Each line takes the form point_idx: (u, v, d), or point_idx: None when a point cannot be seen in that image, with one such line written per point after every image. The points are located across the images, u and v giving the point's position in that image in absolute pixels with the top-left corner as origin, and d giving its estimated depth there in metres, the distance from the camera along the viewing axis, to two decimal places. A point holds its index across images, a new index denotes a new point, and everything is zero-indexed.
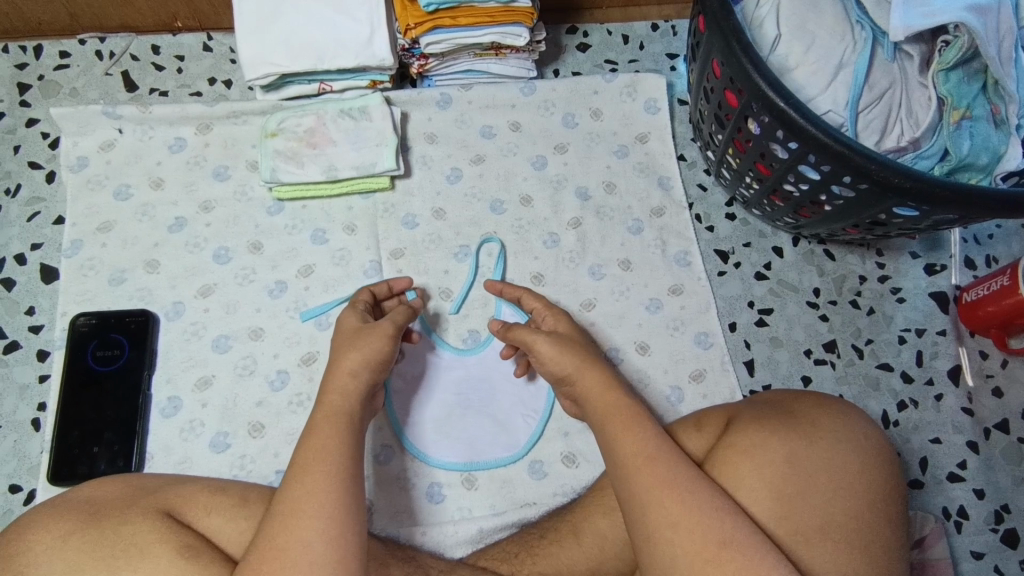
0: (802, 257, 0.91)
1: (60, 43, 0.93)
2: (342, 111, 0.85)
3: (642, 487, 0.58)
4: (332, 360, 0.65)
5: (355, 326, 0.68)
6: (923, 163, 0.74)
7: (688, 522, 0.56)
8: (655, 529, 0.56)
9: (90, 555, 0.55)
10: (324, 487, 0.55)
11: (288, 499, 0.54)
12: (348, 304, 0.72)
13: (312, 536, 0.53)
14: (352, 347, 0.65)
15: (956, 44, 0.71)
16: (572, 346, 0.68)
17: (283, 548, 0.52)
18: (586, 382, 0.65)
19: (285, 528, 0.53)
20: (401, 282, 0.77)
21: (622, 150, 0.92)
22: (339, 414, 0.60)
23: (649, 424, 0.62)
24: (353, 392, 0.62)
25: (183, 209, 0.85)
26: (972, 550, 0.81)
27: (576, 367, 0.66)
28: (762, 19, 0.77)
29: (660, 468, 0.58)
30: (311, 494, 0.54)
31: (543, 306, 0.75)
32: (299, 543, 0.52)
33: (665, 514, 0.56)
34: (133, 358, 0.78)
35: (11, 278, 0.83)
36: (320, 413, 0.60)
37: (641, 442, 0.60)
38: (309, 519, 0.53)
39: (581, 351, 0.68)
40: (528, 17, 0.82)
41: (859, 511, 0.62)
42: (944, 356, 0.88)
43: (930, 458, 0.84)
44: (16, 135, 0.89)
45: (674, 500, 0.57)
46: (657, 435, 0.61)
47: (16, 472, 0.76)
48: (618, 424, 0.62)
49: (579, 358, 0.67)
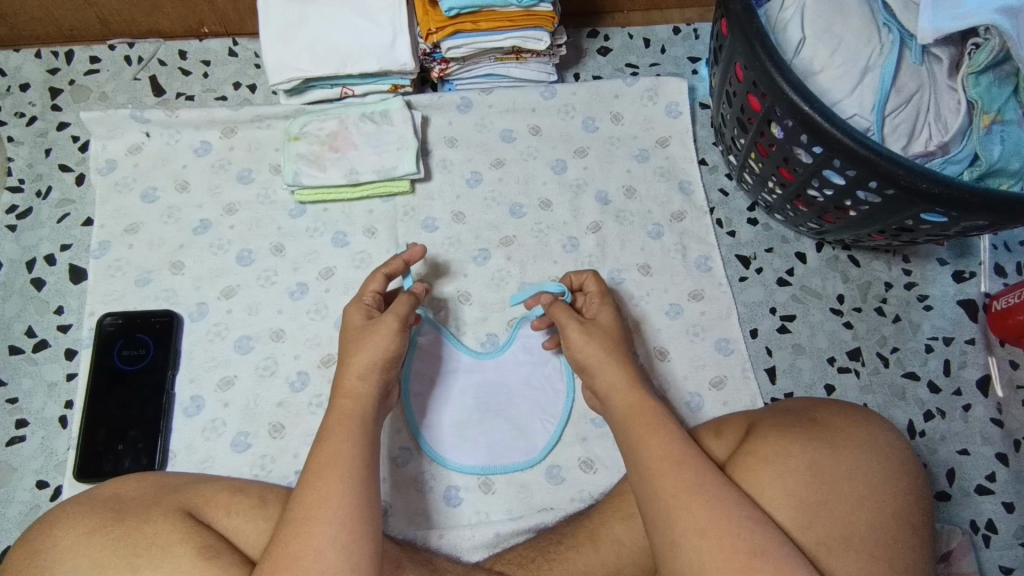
0: (826, 263, 0.90)
1: (90, 49, 0.95)
2: (364, 116, 0.85)
3: (667, 493, 0.57)
4: (342, 361, 0.65)
5: (359, 330, 0.67)
6: (952, 168, 0.72)
7: (715, 529, 0.55)
8: (680, 535, 0.56)
9: (112, 554, 0.56)
10: (335, 494, 0.55)
11: (302, 505, 0.55)
12: (355, 298, 0.71)
13: (325, 544, 0.53)
14: (364, 344, 0.65)
15: (987, 47, 0.70)
16: (603, 339, 0.68)
17: (297, 556, 0.52)
18: (608, 377, 0.65)
19: (298, 534, 0.53)
20: (415, 252, 0.75)
21: (643, 154, 0.92)
22: (352, 418, 0.61)
23: (672, 429, 0.61)
24: (368, 392, 0.63)
25: (208, 211, 0.86)
26: (1002, 564, 0.79)
27: (599, 363, 0.66)
28: (787, 22, 0.75)
29: (685, 475, 0.58)
30: (323, 501, 0.55)
31: (597, 291, 0.73)
32: (312, 551, 0.52)
33: (689, 521, 0.56)
34: (157, 358, 0.79)
35: (41, 278, 0.85)
36: (332, 419, 0.61)
37: (666, 446, 0.59)
38: (321, 526, 0.53)
39: (613, 343, 0.68)
40: (549, 21, 0.82)
41: (883, 524, 0.61)
42: (972, 366, 0.86)
43: (958, 470, 0.82)
44: (48, 139, 0.91)
45: (699, 508, 0.56)
46: (683, 439, 0.60)
47: (44, 469, 0.78)
48: (642, 427, 0.61)
49: (601, 350, 0.67)
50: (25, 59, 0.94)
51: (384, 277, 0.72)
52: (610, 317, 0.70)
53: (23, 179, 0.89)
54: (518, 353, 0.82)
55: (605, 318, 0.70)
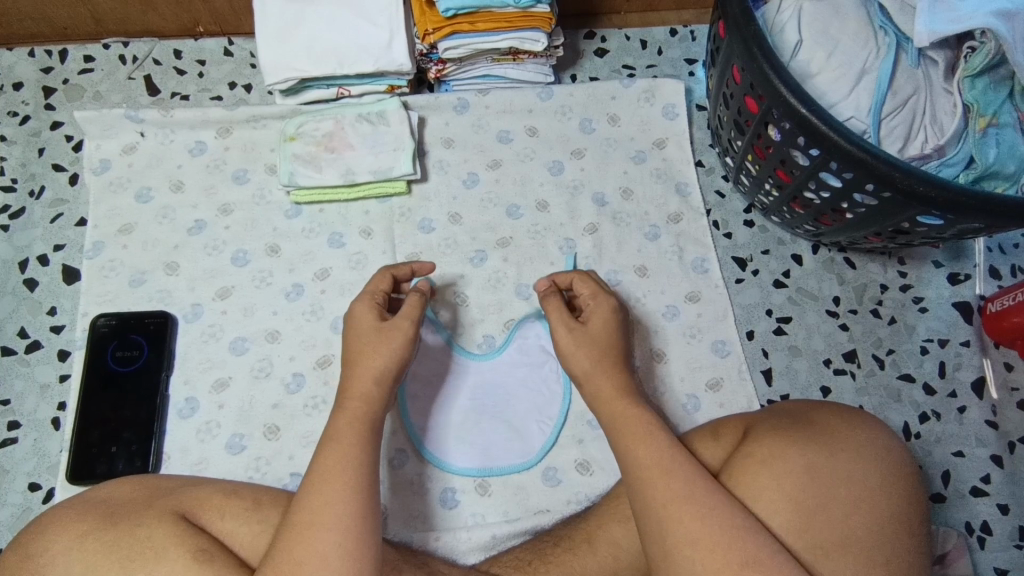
0: (822, 265, 0.90)
1: (84, 48, 0.94)
2: (360, 116, 0.85)
3: (659, 502, 0.58)
4: (348, 365, 0.65)
5: (368, 334, 0.66)
6: (948, 171, 0.73)
7: (710, 540, 0.55)
8: (674, 545, 0.56)
9: (105, 557, 0.55)
10: (340, 500, 0.55)
11: (306, 509, 0.55)
12: (365, 292, 0.70)
13: (329, 550, 0.53)
14: (365, 350, 0.65)
15: (983, 51, 0.70)
16: (595, 347, 0.68)
17: (301, 561, 0.52)
18: (598, 386, 0.67)
19: (302, 538, 0.53)
20: (424, 267, 0.75)
21: (640, 155, 0.92)
22: (361, 422, 0.61)
23: (663, 436, 0.62)
24: (373, 396, 0.63)
25: (204, 212, 0.86)
26: (996, 566, 0.79)
27: (590, 374, 0.67)
28: (784, 24, 0.75)
29: (676, 484, 0.58)
30: (329, 506, 0.54)
31: (591, 291, 0.72)
32: (317, 556, 0.52)
33: (683, 532, 0.56)
34: (151, 359, 0.79)
35: (34, 279, 0.85)
36: (342, 421, 0.61)
37: (656, 456, 0.60)
38: (326, 532, 0.53)
39: (602, 352, 0.68)
40: (547, 22, 0.81)
41: (879, 525, 0.61)
42: (968, 368, 0.87)
43: (953, 472, 0.82)
44: (41, 138, 0.90)
45: (694, 518, 0.56)
46: (673, 447, 0.61)
47: (36, 471, 0.77)
48: (632, 436, 0.62)
49: (589, 359, 0.68)
50: (18, 58, 0.93)
51: (392, 278, 0.72)
52: (603, 322, 0.70)
53: (16, 179, 0.88)
54: (513, 355, 0.82)
55: (597, 321, 0.70)
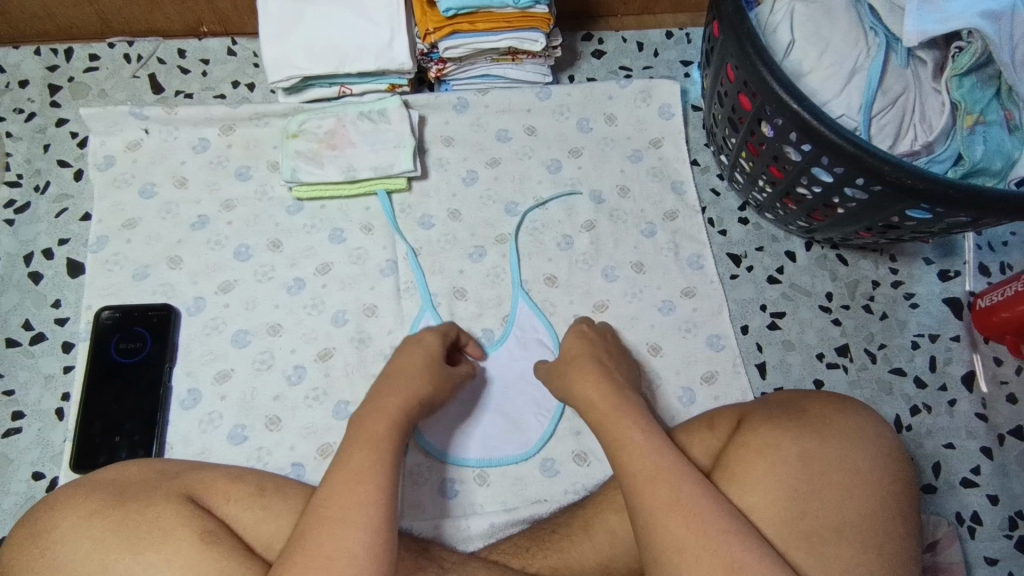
0: (815, 261, 0.92)
1: (90, 47, 0.96)
2: (362, 114, 0.87)
3: (648, 509, 0.59)
4: (389, 377, 0.67)
5: (429, 357, 0.71)
6: (937, 167, 0.75)
7: (695, 548, 0.56)
8: (661, 552, 0.57)
9: (113, 535, 0.56)
10: (371, 500, 0.56)
11: (336, 505, 0.55)
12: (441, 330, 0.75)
13: (359, 548, 0.53)
14: (408, 365, 0.68)
15: (969, 51, 0.72)
16: (578, 361, 0.73)
17: (331, 555, 0.53)
18: (582, 391, 0.70)
19: (332, 533, 0.54)
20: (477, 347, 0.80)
21: (637, 154, 0.93)
22: (390, 419, 0.62)
23: (648, 442, 0.62)
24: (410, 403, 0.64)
25: (206, 207, 0.87)
26: (986, 556, 0.80)
27: (584, 385, 0.71)
28: (777, 24, 0.77)
29: (663, 489, 0.59)
30: (360, 504, 0.55)
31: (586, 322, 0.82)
32: (347, 552, 0.53)
33: (671, 538, 0.57)
34: (155, 351, 0.80)
35: (38, 272, 0.86)
36: (372, 419, 0.62)
37: (643, 462, 0.61)
38: (354, 530, 0.54)
39: (580, 359, 0.74)
40: (545, 22, 0.83)
41: (874, 508, 0.62)
42: (958, 362, 0.88)
43: (943, 463, 0.83)
44: (47, 135, 0.92)
45: (681, 525, 0.57)
46: (658, 451, 0.62)
47: (40, 460, 0.78)
48: (622, 441, 0.63)
49: (568, 373, 0.73)
50: (24, 56, 0.95)
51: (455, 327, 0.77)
52: (574, 342, 0.78)
53: (21, 174, 0.90)
54: (510, 348, 0.83)
55: (569, 344, 0.78)
